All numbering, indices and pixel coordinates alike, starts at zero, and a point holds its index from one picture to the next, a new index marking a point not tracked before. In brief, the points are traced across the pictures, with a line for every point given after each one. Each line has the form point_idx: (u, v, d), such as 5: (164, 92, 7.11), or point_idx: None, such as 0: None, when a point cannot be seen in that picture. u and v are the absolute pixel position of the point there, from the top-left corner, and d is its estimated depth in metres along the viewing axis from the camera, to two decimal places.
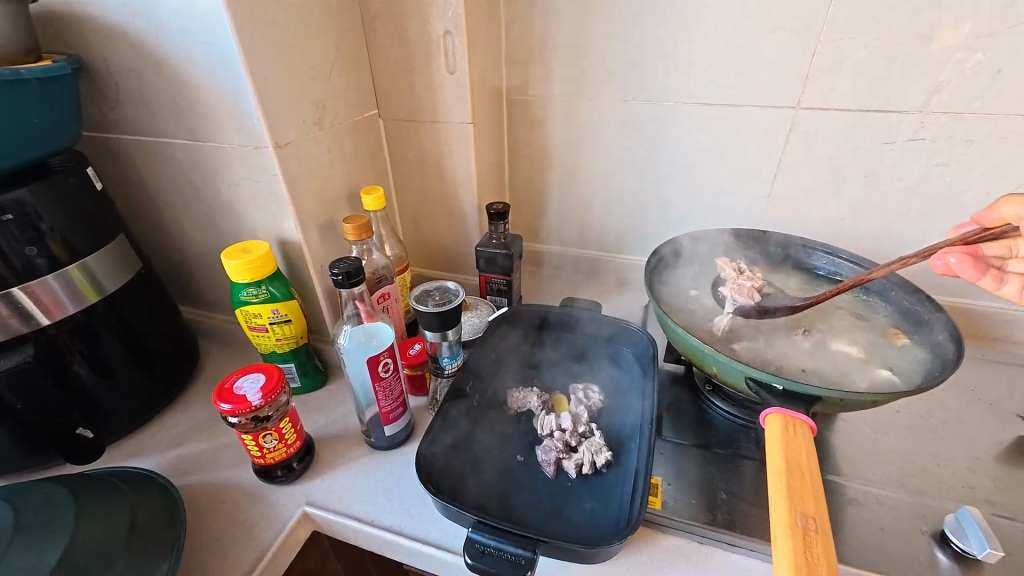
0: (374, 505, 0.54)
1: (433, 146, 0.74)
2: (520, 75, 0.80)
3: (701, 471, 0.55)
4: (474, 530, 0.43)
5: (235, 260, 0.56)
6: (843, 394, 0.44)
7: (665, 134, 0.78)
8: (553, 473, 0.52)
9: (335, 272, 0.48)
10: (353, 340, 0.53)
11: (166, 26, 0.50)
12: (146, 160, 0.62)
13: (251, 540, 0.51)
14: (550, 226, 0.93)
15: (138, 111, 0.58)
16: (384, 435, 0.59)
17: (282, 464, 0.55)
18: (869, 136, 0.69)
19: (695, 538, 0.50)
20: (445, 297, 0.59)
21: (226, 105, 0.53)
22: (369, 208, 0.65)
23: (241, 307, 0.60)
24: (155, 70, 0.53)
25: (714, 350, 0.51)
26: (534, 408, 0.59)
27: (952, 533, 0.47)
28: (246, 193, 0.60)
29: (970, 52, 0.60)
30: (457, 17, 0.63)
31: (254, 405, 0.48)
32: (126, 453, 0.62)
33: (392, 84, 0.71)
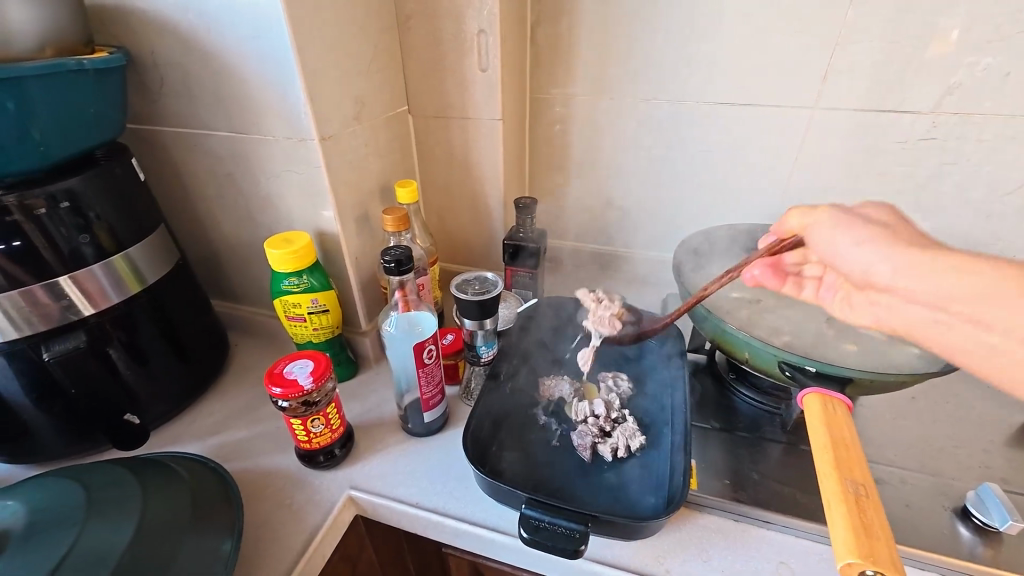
0: (417, 488, 0.55)
1: (462, 142, 0.76)
2: (544, 74, 0.82)
3: (732, 453, 0.57)
4: (527, 506, 0.45)
5: (279, 250, 0.57)
6: (874, 375, 0.46)
7: (685, 132, 0.80)
8: (590, 457, 0.54)
9: (386, 259, 0.49)
10: (398, 327, 0.54)
11: (218, 20, 0.51)
12: (185, 153, 0.63)
13: (299, 522, 0.52)
14: (568, 222, 0.95)
15: (182, 103, 0.59)
16: (422, 421, 0.60)
17: (324, 450, 0.56)
18: (882, 135, 0.72)
19: (731, 516, 0.52)
20: (485, 287, 0.60)
21: (273, 98, 0.54)
22: (403, 200, 0.67)
23: (281, 297, 0.61)
24: (204, 63, 0.55)
25: (748, 336, 0.53)
26: (565, 396, 0.61)
27: (974, 507, 0.49)
28: (286, 184, 0.61)
29: (980, 56, 0.64)
30: (491, 16, 0.65)
31: (306, 389, 0.50)
32: (164, 442, 0.63)
33: (423, 81, 0.72)
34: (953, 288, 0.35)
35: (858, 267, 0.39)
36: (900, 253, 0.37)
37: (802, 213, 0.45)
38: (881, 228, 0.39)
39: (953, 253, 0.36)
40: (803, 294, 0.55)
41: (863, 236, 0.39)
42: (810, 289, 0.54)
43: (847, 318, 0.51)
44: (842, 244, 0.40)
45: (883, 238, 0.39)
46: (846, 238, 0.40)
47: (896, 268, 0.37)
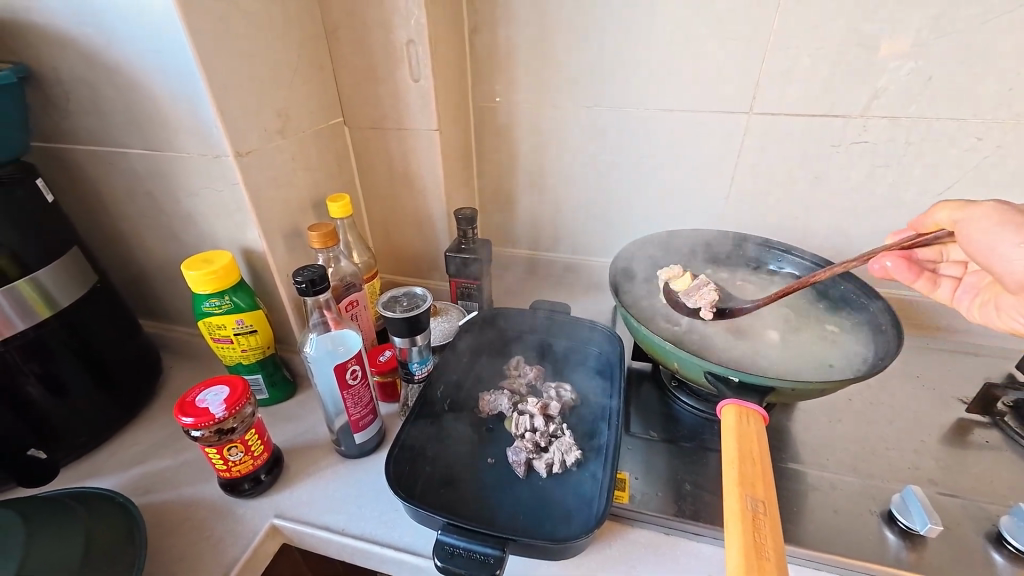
0: (345, 514, 0.53)
1: (400, 153, 0.74)
2: (485, 82, 0.81)
3: (667, 464, 0.57)
4: (443, 532, 0.44)
5: (196, 271, 0.55)
6: (794, 384, 0.46)
7: (626, 139, 0.80)
8: (524, 473, 0.53)
9: (299, 280, 0.48)
10: (320, 348, 0.52)
11: (117, 34, 0.49)
12: (100, 172, 0.60)
13: (217, 555, 0.50)
14: (520, 230, 0.94)
15: (90, 121, 0.56)
16: (355, 443, 0.59)
17: (249, 477, 0.54)
18: (817, 139, 0.72)
19: (662, 529, 0.52)
20: (413, 303, 0.59)
21: (183, 114, 0.52)
22: (335, 215, 0.65)
23: (204, 319, 0.59)
24: (108, 78, 0.52)
25: (674, 346, 0.52)
26: (505, 410, 0.60)
27: (898, 512, 0.50)
28: (207, 202, 0.59)
29: (905, 61, 0.64)
30: (419, 26, 0.63)
31: (218, 417, 0.48)
32: (84, 474, 0.60)
33: (357, 91, 0.71)
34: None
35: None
36: None
37: (953, 209, 0.43)
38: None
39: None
40: (937, 291, 0.53)
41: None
42: (946, 288, 0.53)
43: (981, 319, 0.50)
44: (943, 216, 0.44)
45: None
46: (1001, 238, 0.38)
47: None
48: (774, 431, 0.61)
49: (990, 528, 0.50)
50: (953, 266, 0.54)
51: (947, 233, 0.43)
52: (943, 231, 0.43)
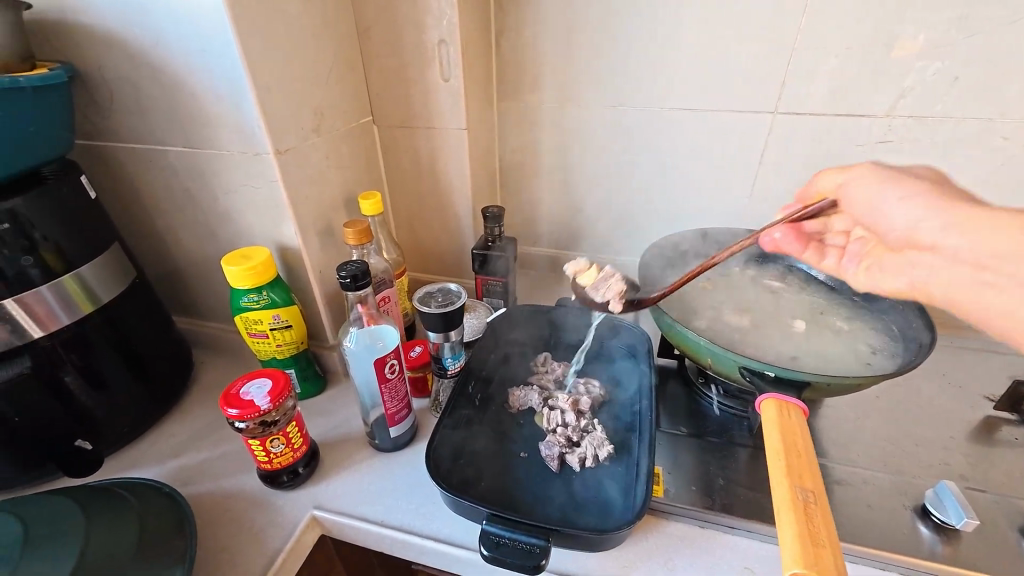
0: (383, 506, 0.54)
1: (428, 152, 0.75)
2: (510, 82, 0.82)
3: (697, 459, 0.58)
4: (488, 522, 0.45)
5: (236, 267, 0.56)
6: (831, 378, 0.47)
7: (649, 137, 0.81)
8: (558, 468, 0.54)
9: (342, 275, 0.49)
10: (359, 342, 0.53)
11: (164, 34, 0.50)
12: (140, 169, 0.61)
13: (260, 545, 0.51)
14: (541, 229, 0.95)
15: (133, 120, 0.57)
16: (389, 437, 0.59)
17: (287, 469, 0.55)
18: (841, 139, 0.73)
19: (697, 523, 0.52)
20: (448, 298, 0.60)
21: (226, 112, 0.53)
22: (367, 212, 0.66)
23: (241, 314, 0.60)
24: (153, 77, 0.53)
25: (709, 342, 0.53)
26: (535, 405, 0.61)
27: (932, 506, 0.50)
28: (245, 199, 0.60)
29: (931, 61, 0.65)
30: (451, 26, 0.64)
31: (263, 410, 0.49)
32: (123, 466, 0.61)
33: (387, 91, 0.72)
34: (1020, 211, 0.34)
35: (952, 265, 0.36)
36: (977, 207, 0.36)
37: (836, 174, 0.45)
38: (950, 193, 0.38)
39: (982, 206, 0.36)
40: (824, 262, 0.54)
41: (977, 279, 0.36)
42: (833, 257, 0.53)
43: (864, 283, 0.48)
44: (882, 167, 0.42)
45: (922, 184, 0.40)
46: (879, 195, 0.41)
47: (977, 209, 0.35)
48: None
49: None
50: (838, 235, 0.54)
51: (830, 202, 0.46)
52: (825, 202, 0.45)
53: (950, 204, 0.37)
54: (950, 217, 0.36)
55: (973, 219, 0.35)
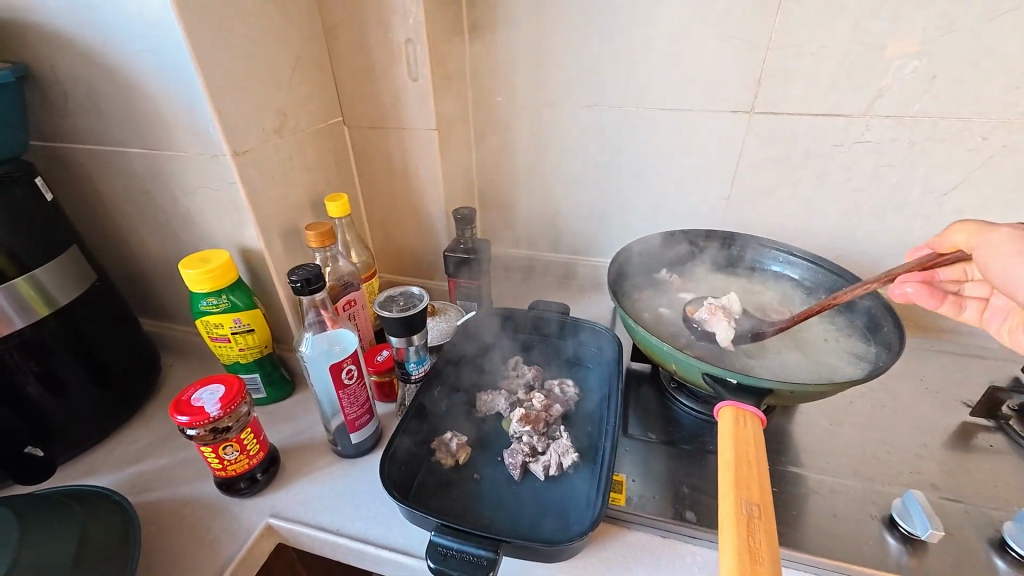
0: (340, 514, 0.53)
1: (399, 153, 0.74)
2: (485, 81, 0.81)
3: (665, 466, 0.56)
4: (437, 533, 0.44)
5: (193, 270, 0.55)
6: (793, 385, 0.45)
7: (626, 138, 0.80)
8: (520, 476, 0.53)
9: (294, 279, 0.48)
10: (315, 348, 0.52)
11: (114, 32, 0.49)
12: (99, 170, 0.60)
13: (213, 554, 0.50)
14: (520, 230, 0.94)
15: (89, 120, 0.56)
16: (351, 443, 0.58)
17: (244, 476, 0.54)
18: (819, 138, 0.72)
19: (659, 533, 0.51)
20: (410, 302, 0.59)
21: (180, 112, 0.52)
22: (333, 214, 0.65)
23: (201, 318, 0.59)
24: (106, 77, 0.52)
25: (673, 347, 0.52)
26: (502, 410, 0.61)
27: (899, 516, 0.49)
28: (204, 201, 0.59)
29: (908, 59, 0.64)
30: (417, 25, 0.63)
31: (213, 416, 0.48)
32: (82, 471, 0.60)
33: (356, 91, 0.71)
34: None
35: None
36: None
37: (971, 230, 0.42)
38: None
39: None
40: (963, 314, 0.52)
41: None
42: (974, 311, 0.52)
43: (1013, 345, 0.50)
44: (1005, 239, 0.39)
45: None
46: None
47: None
48: (773, 434, 0.60)
49: (993, 534, 0.49)
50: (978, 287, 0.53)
51: (964, 255, 0.41)
52: (960, 253, 0.41)
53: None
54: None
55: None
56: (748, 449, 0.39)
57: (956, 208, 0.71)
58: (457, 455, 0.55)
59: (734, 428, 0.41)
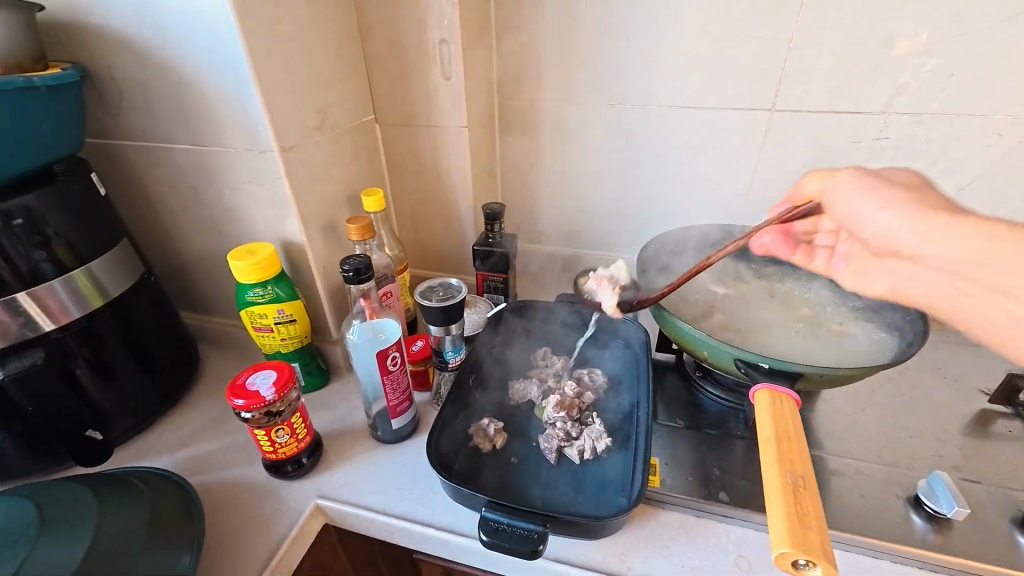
0: (384, 496, 0.55)
1: (429, 150, 0.77)
2: (510, 80, 0.83)
3: (694, 450, 0.59)
4: (487, 509, 0.46)
5: (242, 262, 0.57)
6: (823, 369, 0.47)
7: (648, 135, 0.82)
8: (556, 460, 0.55)
9: (345, 268, 0.50)
10: (362, 335, 0.55)
11: (172, 34, 0.51)
12: (147, 166, 0.63)
13: (266, 533, 0.52)
14: (542, 227, 0.96)
15: (141, 118, 0.59)
16: (391, 428, 0.61)
17: (292, 459, 0.57)
18: (838, 135, 0.74)
19: (692, 512, 0.53)
20: (448, 293, 0.61)
21: (232, 110, 0.55)
22: (370, 209, 0.67)
23: (247, 308, 0.61)
24: (161, 76, 0.55)
25: (705, 334, 0.54)
26: (534, 398, 0.63)
27: (924, 496, 0.51)
28: (250, 195, 0.61)
29: (926, 58, 0.66)
30: (452, 26, 0.65)
31: (268, 399, 0.50)
32: (131, 456, 0.63)
33: (389, 90, 0.73)
34: (904, 238, 0.42)
35: (880, 241, 0.45)
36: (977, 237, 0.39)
37: (820, 179, 0.51)
38: (934, 207, 0.42)
39: (961, 217, 0.40)
40: (814, 262, 0.62)
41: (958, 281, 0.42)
42: (823, 258, 0.62)
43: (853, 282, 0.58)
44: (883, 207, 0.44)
45: (927, 210, 0.42)
46: (866, 202, 0.45)
47: (1007, 236, 0.38)
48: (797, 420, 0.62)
49: (1015, 513, 0.51)
50: (827, 236, 0.62)
51: (816, 204, 0.50)
52: (811, 205, 0.50)
53: (962, 233, 0.40)
54: (926, 221, 0.41)
55: (908, 202, 0.43)
56: (786, 427, 0.41)
57: (972, 202, 0.73)
58: (495, 439, 0.57)
59: (771, 408, 0.43)
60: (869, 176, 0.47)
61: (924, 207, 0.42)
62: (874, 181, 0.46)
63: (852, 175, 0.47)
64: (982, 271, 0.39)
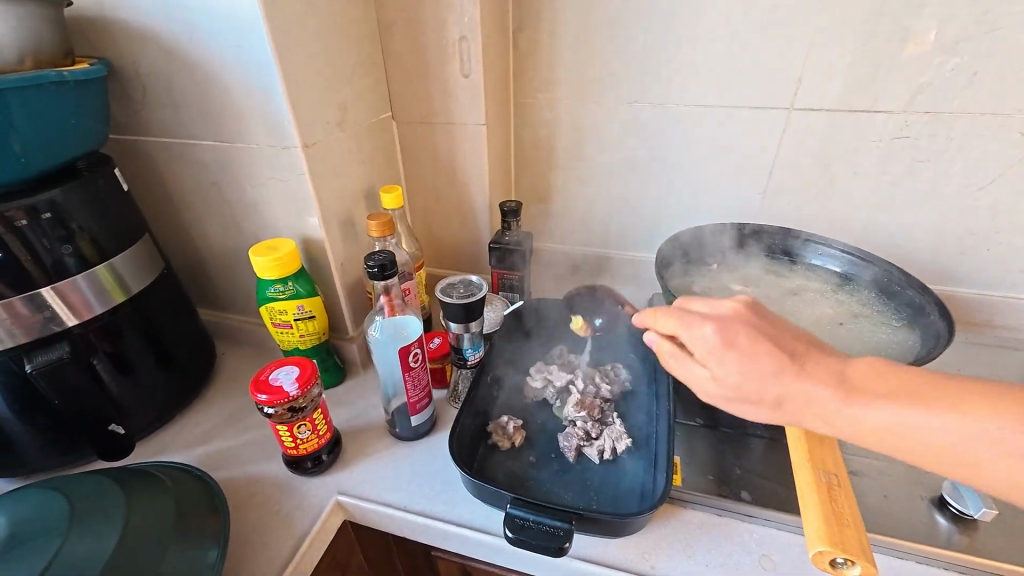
0: (405, 492, 0.55)
1: (447, 147, 0.77)
2: (527, 78, 0.83)
3: (714, 449, 0.58)
4: (512, 506, 0.46)
5: (264, 257, 0.57)
6: None
7: (664, 133, 0.82)
8: (575, 458, 0.56)
9: (370, 264, 0.50)
10: (384, 331, 0.55)
11: (199, 30, 0.52)
12: (169, 162, 0.63)
13: (288, 528, 0.52)
14: (555, 225, 0.96)
15: (165, 114, 0.59)
16: (410, 425, 0.61)
17: (312, 455, 0.57)
18: (857, 134, 0.73)
19: (714, 511, 0.53)
20: (470, 290, 0.61)
21: (256, 105, 0.55)
22: (389, 205, 0.67)
23: (267, 304, 0.62)
24: (185, 72, 0.55)
25: None
26: (550, 398, 0.63)
27: (949, 497, 0.50)
28: (271, 191, 0.61)
29: (949, 57, 0.65)
30: (473, 23, 0.65)
31: (292, 395, 0.50)
32: (150, 452, 0.63)
33: (408, 87, 0.73)
34: (929, 425, 0.34)
35: (860, 436, 0.36)
36: (823, 384, 0.37)
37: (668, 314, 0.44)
38: (789, 346, 0.39)
39: (825, 356, 0.39)
40: None
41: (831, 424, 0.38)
42: None
43: None
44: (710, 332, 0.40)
45: (897, 390, 0.36)
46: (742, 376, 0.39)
47: (994, 417, 0.32)
48: None
49: None
50: None
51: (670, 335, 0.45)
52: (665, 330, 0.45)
53: (763, 356, 0.38)
54: (887, 403, 0.35)
55: (751, 346, 0.39)
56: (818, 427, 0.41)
57: (992, 202, 0.73)
58: (514, 437, 0.57)
59: None
60: (727, 337, 0.40)
61: (898, 385, 0.36)
62: (744, 356, 0.39)
63: (741, 341, 0.39)
64: (999, 443, 0.32)
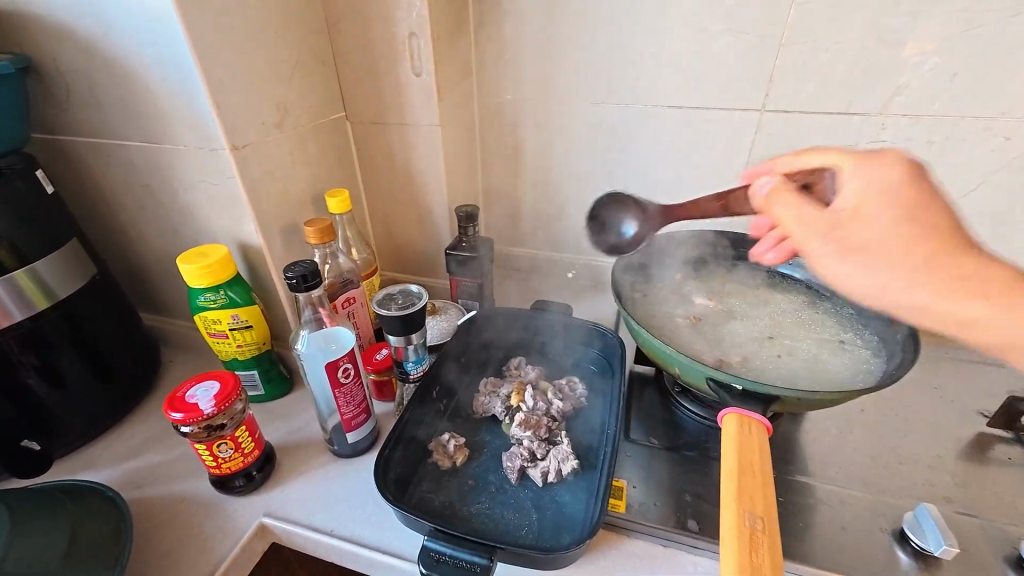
0: (335, 515, 0.53)
1: (402, 149, 0.73)
2: (490, 76, 0.79)
3: (668, 473, 0.55)
4: (430, 538, 0.43)
5: (191, 265, 0.54)
6: (802, 393, 0.43)
7: (633, 135, 0.78)
8: (517, 480, 0.52)
9: (289, 275, 0.47)
10: (312, 345, 0.52)
11: (114, 25, 0.49)
12: (100, 163, 0.60)
13: (206, 552, 0.50)
14: (524, 229, 0.93)
15: (90, 113, 0.56)
16: (347, 442, 0.58)
17: (240, 474, 0.54)
18: (834, 137, 0.69)
19: (660, 541, 0.50)
20: (408, 300, 0.58)
21: (180, 105, 0.52)
22: (333, 210, 0.64)
23: (200, 313, 0.59)
24: (106, 70, 0.52)
25: (677, 351, 0.50)
26: (498, 413, 0.60)
27: (911, 531, 0.47)
28: (204, 195, 0.58)
29: (928, 56, 0.61)
30: (421, 18, 0.62)
31: (207, 413, 0.47)
32: (79, 466, 0.60)
33: (359, 85, 0.70)
34: (980, 309, 0.35)
35: (913, 313, 0.37)
36: (898, 232, 0.36)
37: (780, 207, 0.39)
38: (897, 251, 0.36)
39: (870, 249, 0.36)
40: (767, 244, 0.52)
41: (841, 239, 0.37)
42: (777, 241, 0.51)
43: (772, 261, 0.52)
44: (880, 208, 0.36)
45: (900, 246, 0.36)
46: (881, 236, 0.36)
47: (992, 308, 0.35)
48: (779, 442, 0.58)
49: (1010, 551, 0.47)
50: None
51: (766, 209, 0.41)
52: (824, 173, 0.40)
53: (915, 235, 0.35)
54: (898, 272, 0.36)
55: (908, 231, 0.36)
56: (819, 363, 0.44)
57: (975, 210, 0.69)
58: (455, 456, 0.54)
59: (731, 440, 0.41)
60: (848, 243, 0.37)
61: (889, 213, 0.36)
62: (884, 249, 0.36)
63: (906, 230, 0.35)
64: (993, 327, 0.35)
